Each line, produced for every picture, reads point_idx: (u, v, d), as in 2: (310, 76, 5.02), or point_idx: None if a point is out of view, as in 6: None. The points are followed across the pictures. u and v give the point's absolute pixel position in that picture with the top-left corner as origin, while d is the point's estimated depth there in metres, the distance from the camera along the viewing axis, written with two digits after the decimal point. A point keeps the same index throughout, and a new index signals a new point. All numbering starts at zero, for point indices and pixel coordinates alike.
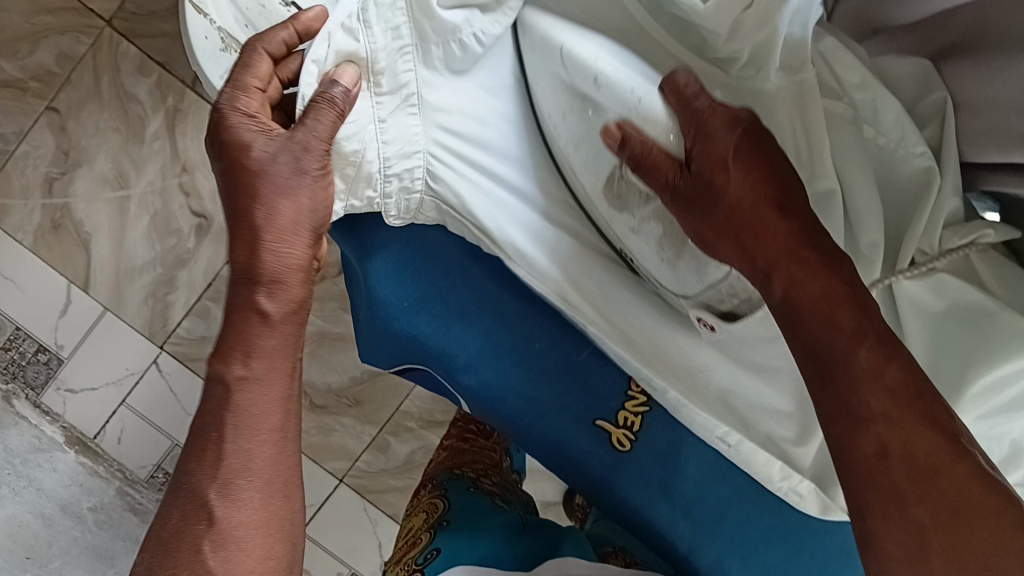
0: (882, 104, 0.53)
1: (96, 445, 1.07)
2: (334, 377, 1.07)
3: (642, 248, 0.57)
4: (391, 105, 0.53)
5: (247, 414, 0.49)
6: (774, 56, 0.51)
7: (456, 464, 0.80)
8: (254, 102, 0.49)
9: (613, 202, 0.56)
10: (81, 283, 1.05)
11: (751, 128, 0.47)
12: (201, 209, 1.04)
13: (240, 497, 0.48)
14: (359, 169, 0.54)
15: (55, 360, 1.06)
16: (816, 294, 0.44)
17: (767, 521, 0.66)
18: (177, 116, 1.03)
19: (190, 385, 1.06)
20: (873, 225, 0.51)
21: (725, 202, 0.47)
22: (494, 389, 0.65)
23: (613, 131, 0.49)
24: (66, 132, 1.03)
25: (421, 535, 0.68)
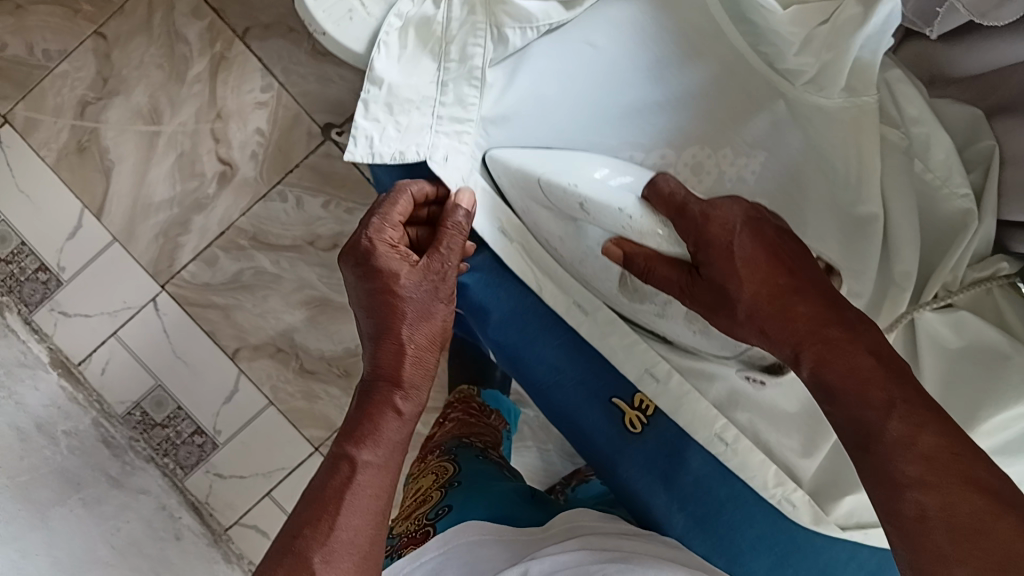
0: (934, 142, 0.60)
1: (80, 373, 1.08)
2: (329, 346, 1.08)
3: (675, 325, 0.64)
4: (454, 74, 0.66)
5: (364, 494, 0.55)
6: (841, 79, 0.59)
7: (464, 432, 0.89)
8: (394, 233, 0.62)
9: (632, 294, 0.64)
10: (95, 209, 1.05)
11: (751, 235, 0.53)
12: (228, 157, 1.04)
13: (339, 563, 0.52)
14: (410, 112, 0.66)
15: (54, 281, 1.06)
16: (843, 368, 0.49)
17: (755, 532, 0.64)
18: (222, 63, 1.02)
19: (185, 329, 1.07)
20: (908, 255, 0.59)
21: (736, 306, 0.53)
22: (522, 350, 0.68)
23: (614, 250, 0.60)
24: (109, 60, 1.03)
25: (433, 494, 0.76)
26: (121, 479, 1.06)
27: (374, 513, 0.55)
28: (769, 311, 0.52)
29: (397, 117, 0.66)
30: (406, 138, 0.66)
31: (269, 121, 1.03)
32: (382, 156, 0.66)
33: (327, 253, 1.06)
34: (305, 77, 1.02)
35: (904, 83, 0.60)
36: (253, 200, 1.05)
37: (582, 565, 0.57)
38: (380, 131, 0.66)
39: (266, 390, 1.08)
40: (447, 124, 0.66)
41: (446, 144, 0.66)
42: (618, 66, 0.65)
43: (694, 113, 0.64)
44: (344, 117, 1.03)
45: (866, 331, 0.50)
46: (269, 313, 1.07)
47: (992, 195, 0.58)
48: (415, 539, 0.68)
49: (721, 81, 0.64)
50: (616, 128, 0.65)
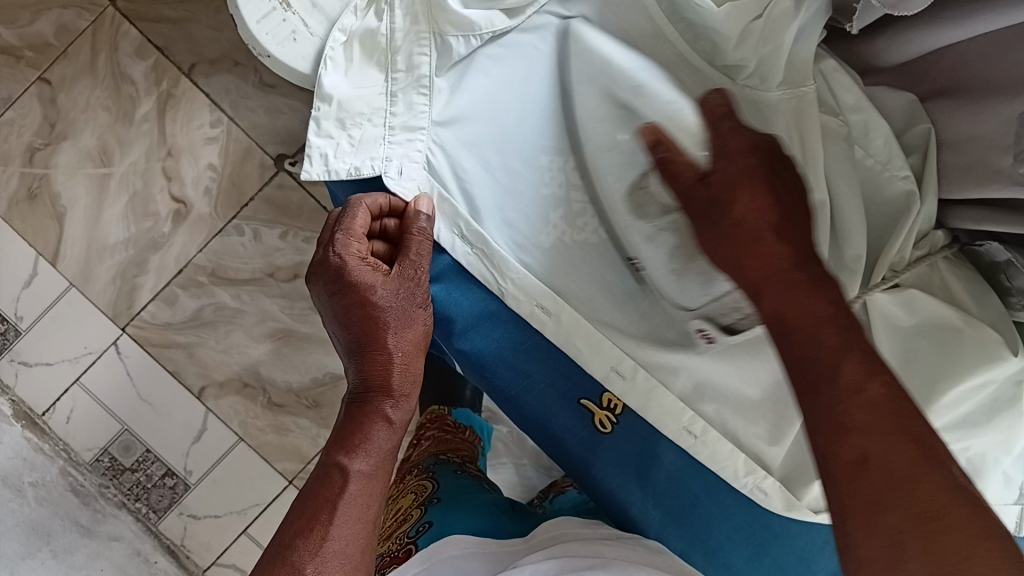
0: (874, 127, 0.61)
1: (44, 423, 1.05)
2: (296, 377, 1.07)
3: (654, 256, 0.63)
4: (402, 84, 0.67)
5: (352, 507, 0.61)
6: (779, 71, 0.61)
7: (441, 450, 0.88)
8: (360, 247, 0.64)
9: (634, 211, 0.63)
10: (50, 256, 1.04)
11: (768, 161, 0.54)
12: (181, 195, 1.04)
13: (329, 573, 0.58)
14: (361, 125, 0.67)
15: (12, 331, 1.05)
16: (800, 309, 0.49)
17: (731, 524, 0.64)
18: (169, 101, 1.02)
19: (149, 371, 1.06)
20: (858, 239, 0.59)
21: (727, 219, 0.54)
22: (487, 355, 0.67)
23: (650, 131, 0.56)
24: (55, 105, 1.02)
25: (413, 512, 0.75)
26: (92, 527, 1.06)
27: (360, 522, 0.61)
28: (747, 254, 0.53)
29: (350, 131, 0.67)
30: (361, 150, 0.66)
31: (221, 155, 1.03)
32: (336, 172, 0.66)
33: (288, 284, 1.05)
34: (254, 109, 1.02)
35: (840, 73, 0.62)
36: (210, 236, 1.04)
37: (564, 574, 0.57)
38: (333, 147, 0.67)
39: (235, 426, 1.07)
40: (400, 134, 0.66)
41: (399, 154, 0.66)
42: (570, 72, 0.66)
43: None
44: (296, 147, 1.03)
45: (832, 286, 0.50)
46: (233, 348, 1.06)
47: (932, 176, 0.60)
48: (398, 558, 0.68)
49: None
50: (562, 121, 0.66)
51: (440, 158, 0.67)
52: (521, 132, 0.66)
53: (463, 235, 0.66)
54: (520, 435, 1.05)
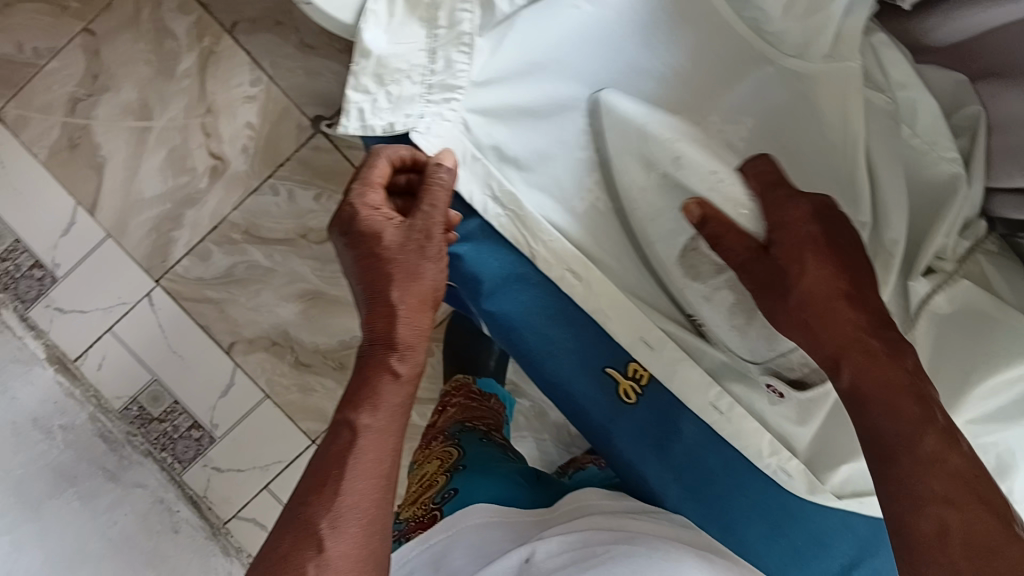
0: (922, 106, 0.59)
1: (76, 368, 1.08)
2: (324, 338, 1.08)
3: (715, 315, 0.61)
4: (441, 39, 0.63)
5: (367, 460, 0.52)
6: (824, 39, 0.60)
7: (467, 417, 0.89)
8: (378, 196, 0.59)
9: (688, 272, 0.61)
10: (88, 206, 1.06)
11: (821, 228, 0.52)
12: (219, 151, 1.05)
13: (348, 533, 0.50)
14: (398, 83, 0.62)
15: (49, 278, 1.07)
16: (881, 377, 0.48)
17: (751, 501, 0.63)
18: (210, 57, 1.03)
19: (180, 325, 1.07)
20: (897, 222, 0.56)
21: (795, 294, 0.52)
22: (514, 318, 0.65)
23: (694, 209, 0.56)
24: (99, 57, 1.03)
25: (439, 478, 0.75)
26: (117, 472, 1.05)
27: (379, 477, 0.53)
28: (816, 315, 0.51)
29: (388, 87, 0.62)
30: (398, 107, 0.63)
31: (258, 114, 1.04)
32: (371, 130, 0.63)
33: (320, 246, 1.06)
34: (293, 70, 1.03)
35: (891, 48, 0.61)
36: (245, 194, 1.05)
37: (588, 547, 0.55)
38: (370, 102, 0.62)
39: (262, 383, 1.08)
40: (438, 94, 0.63)
41: (433, 113, 0.63)
42: (615, 42, 0.64)
43: (679, 83, 0.63)
44: (334, 110, 1.03)
45: (909, 355, 0.49)
46: (263, 307, 1.07)
47: (978, 159, 0.58)
48: (423, 523, 0.69)
49: (707, 50, 0.63)
50: (595, 86, 0.64)
51: (476, 119, 0.64)
52: (557, 96, 0.64)
53: (497, 197, 0.63)
54: (542, 410, 1.06)
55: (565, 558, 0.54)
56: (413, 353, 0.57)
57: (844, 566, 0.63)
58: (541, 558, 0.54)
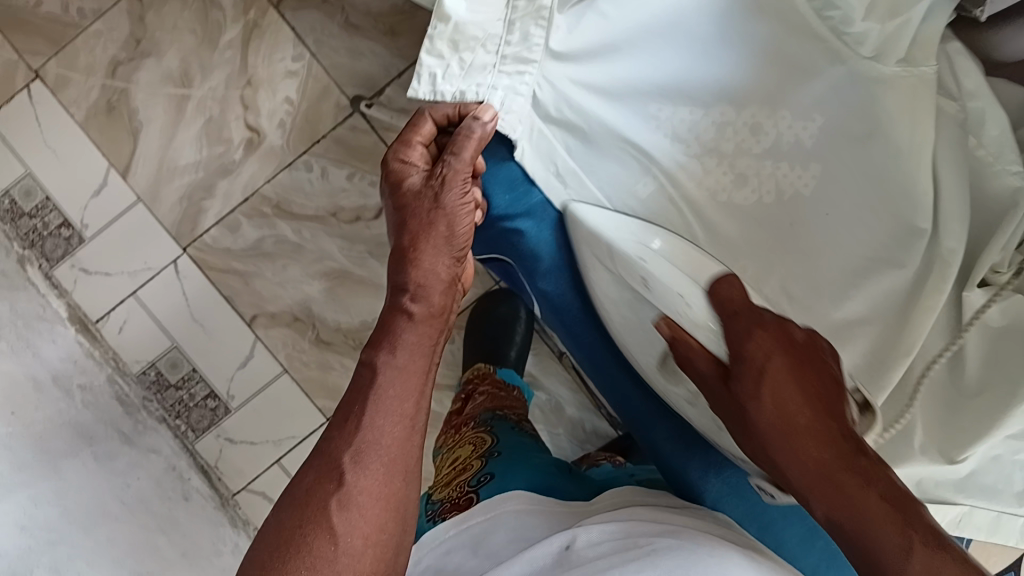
0: (990, 118, 0.60)
1: (97, 330, 1.08)
2: (346, 318, 1.08)
3: (698, 417, 0.62)
4: (521, 10, 0.57)
5: (388, 399, 0.53)
6: (900, 46, 0.60)
7: (497, 406, 0.89)
8: (417, 154, 0.61)
9: (667, 374, 0.62)
10: (121, 169, 1.06)
11: (791, 365, 0.52)
12: (256, 124, 1.05)
13: (370, 468, 0.51)
14: (473, 53, 0.57)
15: (76, 238, 1.07)
16: (852, 505, 0.47)
17: (788, 501, 0.66)
18: (255, 31, 1.04)
19: (204, 294, 1.07)
20: (954, 230, 0.59)
21: (759, 428, 0.52)
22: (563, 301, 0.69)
23: (663, 328, 0.57)
24: (143, 22, 1.04)
25: (473, 463, 0.75)
26: (131, 437, 1.04)
27: (401, 416, 0.53)
28: (786, 442, 0.51)
29: (462, 55, 0.57)
30: (470, 75, 0.58)
31: (298, 91, 1.04)
32: (443, 97, 0.58)
33: (350, 226, 1.06)
34: (337, 49, 1.03)
35: (964, 57, 0.61)
36: (279, 168, 1.06)
37: (630, 538, 0.53)
38: (442, 69, 0.57)
39: (281, 357, 1.08)
40: (511, 66, 0.59)
41: (506, 87, 0.59)
42: (695, 32, 0.62)
43: (758, 81, 0.63)
44: (374, 91, 1.04)
45: (882, 475, 0.48)
46: (288, 282, 1.07)
47: None
48: (459, 505, 0.68)
49: (786, 45, 0.62)
50: (673, 73, 0.63)
51: (546, 96, 0.62)
52: (630, 82, 0.63)
53: (560, 175, 0.65)
54: (558, 405, 1.07)
55: (606, 547, 0.53)
56: (429, 294, 0.57)
57: None
58: (582, 546, 0.53)
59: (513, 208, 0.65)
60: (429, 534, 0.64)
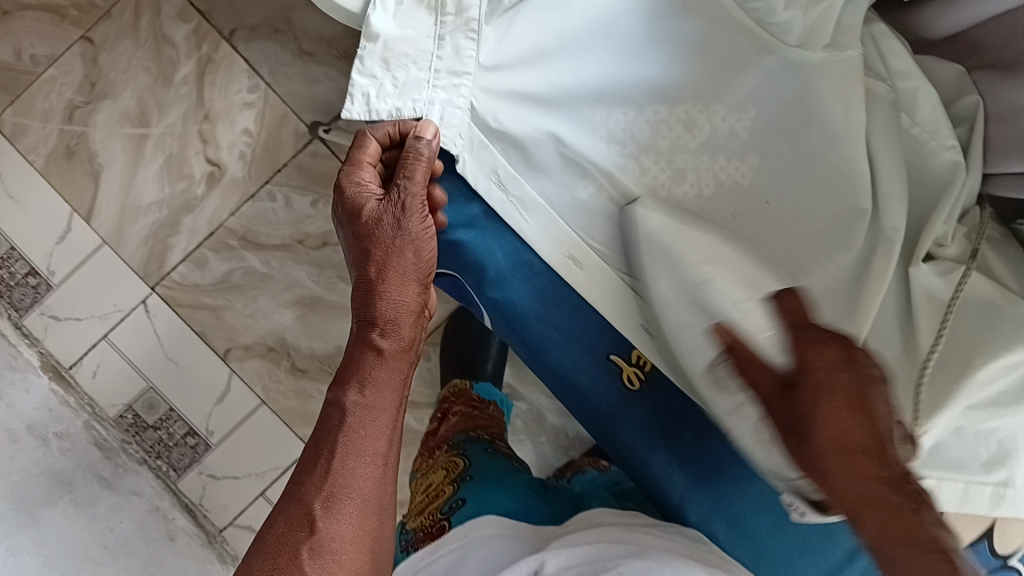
0: (922, 96, 0.62)
1: (71, 376, 1.07)
2: (321, 344, 1.08)
3: (739, 425, 0.59)
4: (450, 26, 0.62)
5: (360, 439, 0.54)
6: (826, 33, 0.61)
7: (469, 427, 0.89)
8: (368, 176, 0.62)
9: (713, 384, 0.60)
10: (84, 213, 1.06)
11: (854, 379, 0.47)
12: (216, 158, 1.05)
13: (342, 513, 0.52)
14: (406, 68, 0.63)
15: (44, 286, 1.06)
16: (903, 538, 0.44)
17: (757, 488, 0.66)
18: (209, 65, 1.04)
19: (176, 331, 1.07)
20: (896, 210, 0.60)
21: (811, 440, 0.47)
22: (518, 304, 0.69)
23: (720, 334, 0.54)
24: (97, 64, 1.04)
25: (446, 489, 0.76)
26: (112, 480, 1.06)
27: (372, 458, 0.54)
28: (835, 462, 0.46)
29: (393, 72, 0.63)
30: (407, 93, 0.63)
31: (256, 121, 1.04)
32: (377, 116, 0.63)
33: (318, 252, 1.06)
34: (292, 77, 1.04)
35: (890, 39, 0.63)
36: (242, 200, 1.06)
37: (597, 561, 0.56)
38: (375, 89, 0.63)
39: (258, 389, 1.08)
40: (445, 78, 0.63)
41: (442, 99, 0.63)
42: (623, 31, 0.64)
43: (691, 74, 0.64)
44: (331, 116, 1.04)
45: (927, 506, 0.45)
46: (260, 313, 1.07)
47: (977, 145, 0.61)
48: (431, 534, 0.69)
49: (714, 41, 0.63)
50: (606, 76, 0.64)
51: (483, 108, 0.64)
52: (561, 87, 0.64)
53: (502, 183, 0.66)
54: (540, 413, 1.07)
55: (573, 571, 0.55)
56: (397, 330, 0.57)
57: None
58: (549, 571, 0.55)
59: (452, 219, 0.69)
60: (406, 563, 0.65)
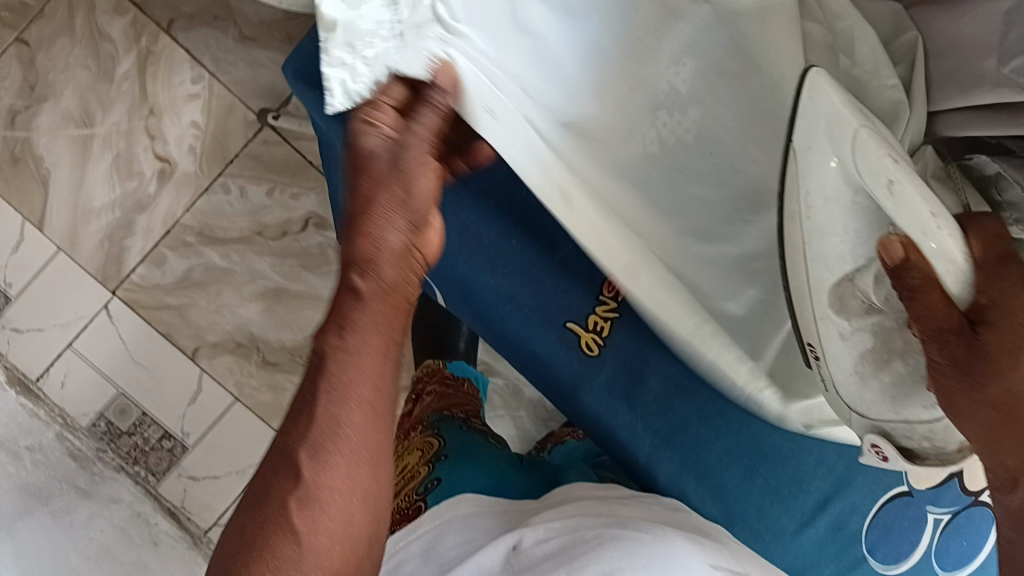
0: (859, 37, 0.60)
1: (39, 388, 1.05)
2: (290, 334, 1.05)
3: (843, 352, 0.53)
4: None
5: (344, 386, 0.43)
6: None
7: (443, 407, 0.87)
8: (385, 116, 0.52)
9: (834, 304, 0.52)
10: (36, 221, 1.03)
11: None
12: (165, 153, 1.02)
13: (331, 462, 0.42)
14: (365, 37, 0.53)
15: (2, 298, 1.04)
16: None
17: (718, 447, 0.71)
18: (149, 58, 1.01)
19: (141, 333, 1.05)
20: None
21: (975, 355, 0.45)
22: (467, 278, 0.68)
23: (897, 249, 0.44)
24: (34, 66, 1.01)
25: (421, 469, 0.73)
26: (89, 489, 1.05)
27: (362, 416, 0.43)
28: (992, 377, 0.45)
29: (362, 51, 0.53)
30: (378, 68, 0.53)
31: (203, 112, 1.02)
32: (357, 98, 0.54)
33: (278, 241, 1.04)
34: (236, 64, 1.01)
35: None
36: (196, 194, 1.03)
37: (577, 531, 0.54)
38: (349, 75, 0.54)
39: (230, 386, 1.06)
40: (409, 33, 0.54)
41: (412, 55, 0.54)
42: None
43: (630, 28, 0.59)
44: (279, 102, 1.01)
45: None
46: (225, 308, 1.05)
47: (920, 82, 0.58)
48: (408, 516, 0.66)
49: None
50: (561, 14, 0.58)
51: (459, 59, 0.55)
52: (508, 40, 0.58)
53: (493, 115, 0.56)
54: (517, 387, 1.06)
55: (551, 544, 0.53)
56: (380, 268, 0.47)
57: (819, 501, 0.71)
58: (527, 546, 0.54)
59: None
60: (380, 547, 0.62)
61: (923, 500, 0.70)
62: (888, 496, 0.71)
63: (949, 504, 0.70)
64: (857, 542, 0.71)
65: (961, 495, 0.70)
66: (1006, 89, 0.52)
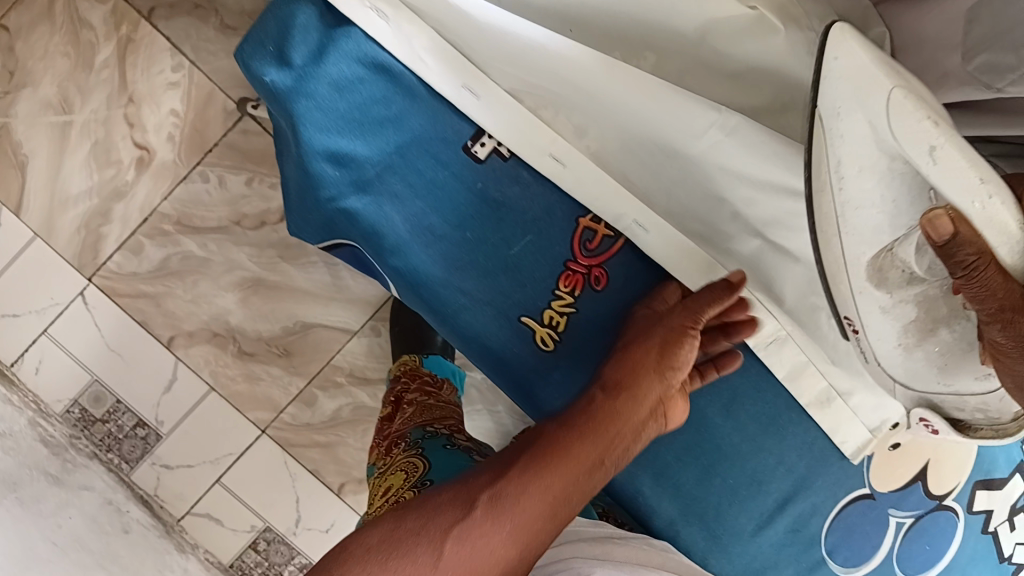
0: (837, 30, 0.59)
1: (14, 374, 1.04)
2: (267, 327, 1.06)
3: (884, 325, 0.54)
4: None
5: None
6: None
7: (427, 420, 0.85)
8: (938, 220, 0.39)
9: (873, 276, 0.52)
10: (13, 207, 1.02)
11: None
12: (144, 141, 1.02)
13: None
14: None
15: None
16: None
17: (678, 448, 0.72)
18: (129, 46, 1.01)
19: (116, 321, 1.04)
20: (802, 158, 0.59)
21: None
22: (423, 270, 0.69)
23: (945, 222, 0.41)
24: (13, 53, 1.00)
25: (406, 493, 0.72)
26: (62, 476, 1.03)
27: None
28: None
29: None
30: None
31: (183, 101, 1.02)
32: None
33: (255, 232, 1.05)
34: (216, 53, 1.02)
35: None
36: (174, 184, 1.03)
37: None
38: None
39: (206, 375, 1.06)
40: None
41: None
42: None
43: None
44: None
45: None
46: (201, 298, 1.05)
47: None
48: None
49: None
50: None
51: None
52: None
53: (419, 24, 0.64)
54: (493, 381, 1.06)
55: None
56: None
57: (779, 502, 0.73)
58: None
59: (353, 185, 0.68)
60: None
61: (885, 502, 0.74)
62: (850, 499, 0.73)
63: (912, 507, 0.75)
64: (816, 546, 0.74)
65: (926, 498, 0.75)
66: (970, 86, 0.53)
